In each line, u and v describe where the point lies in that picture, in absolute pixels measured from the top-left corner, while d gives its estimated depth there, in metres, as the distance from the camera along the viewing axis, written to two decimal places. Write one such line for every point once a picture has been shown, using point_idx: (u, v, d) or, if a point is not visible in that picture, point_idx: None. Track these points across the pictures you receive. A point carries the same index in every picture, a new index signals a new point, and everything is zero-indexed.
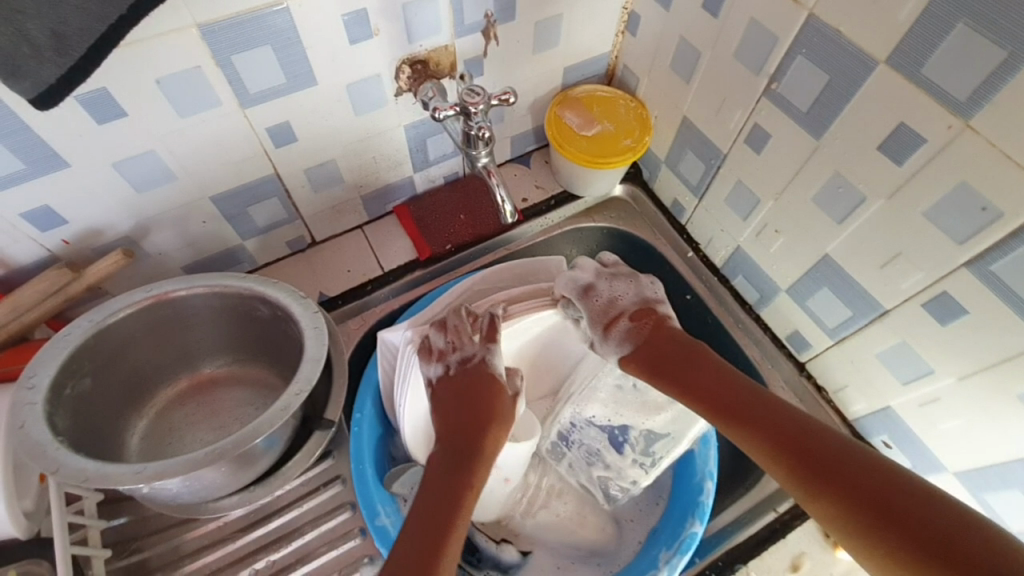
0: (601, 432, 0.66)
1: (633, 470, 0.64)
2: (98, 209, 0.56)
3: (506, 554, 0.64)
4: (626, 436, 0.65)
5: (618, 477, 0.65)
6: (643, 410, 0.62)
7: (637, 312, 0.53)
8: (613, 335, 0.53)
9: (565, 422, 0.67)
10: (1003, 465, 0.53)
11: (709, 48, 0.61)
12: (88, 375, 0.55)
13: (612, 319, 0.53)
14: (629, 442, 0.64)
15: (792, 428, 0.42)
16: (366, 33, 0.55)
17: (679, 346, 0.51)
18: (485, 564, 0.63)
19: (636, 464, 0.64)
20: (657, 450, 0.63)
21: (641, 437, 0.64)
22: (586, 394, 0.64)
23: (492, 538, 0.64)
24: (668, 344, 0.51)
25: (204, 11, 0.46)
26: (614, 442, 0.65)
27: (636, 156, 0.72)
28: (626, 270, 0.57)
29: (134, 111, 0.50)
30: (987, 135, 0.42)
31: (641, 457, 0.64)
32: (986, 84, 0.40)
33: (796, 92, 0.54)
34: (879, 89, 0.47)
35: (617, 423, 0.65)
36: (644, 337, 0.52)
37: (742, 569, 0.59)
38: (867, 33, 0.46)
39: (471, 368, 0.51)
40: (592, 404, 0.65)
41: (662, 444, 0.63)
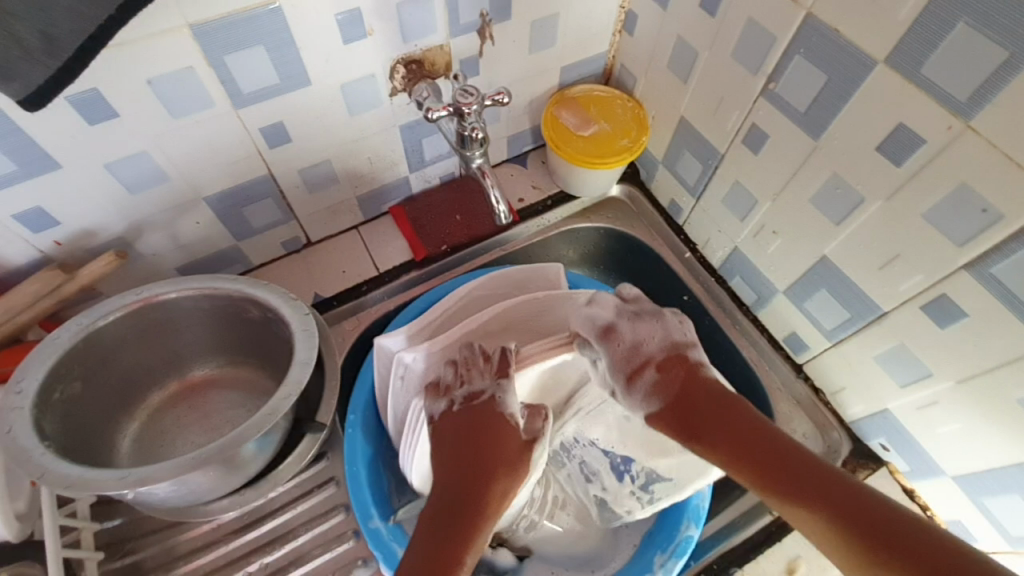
0: (603, 455, 0.65)
1: (629, 501, 0.62)
2: (91, 210, 0.55)
3: (501, 558, 0.63)
4: (628, 467, 0.63)
5: (613, 501, 0.63)
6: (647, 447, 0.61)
7: (664, 360, 0.50)
8: (638, 385, 0.50)
9: (568, 436, 0.67)
10: (1002, 470, 0.52)
11: (707, 47, 0.61)
12: (77, 380, 0.55)
13: (637, 367, 0.50)
14: (630, 474, 0.63)
15: (837, 491, 0.39)
16: (360, 32, 0.55)
17: (708, 397, 0.47)
18: (480, 570, 0.62)
19: (632, 495, 0.62)
20: (656, 490, 0.60)
21: (643, 473, 0.61)
22: (593, 414, 0.64)
23: (488, 542, 0.63)
24: (700, 395, 0.47)
25: (195, 11, 0.45)
26: (615, 469, 0.64)
27: (633, 156, 0.72)
28: (651, 308, 0.54)
29: (126, 111, 0.49)
30: (987, 136, 0.41)
31: (639, 491, 0.61)
32: (987, 85, 0.40)
33: (793, 92, 0.54)
34: (877, 89, 0.47)
35: (620, 452, 0.64)
36: (674, 390, 0.49)
37: (738, 572, 0.59)
38: (865, 33, 0.45)
39: (477, 404, 0.49)
40: (597, 426, 0.65)
41: (664, 486, 0.59)
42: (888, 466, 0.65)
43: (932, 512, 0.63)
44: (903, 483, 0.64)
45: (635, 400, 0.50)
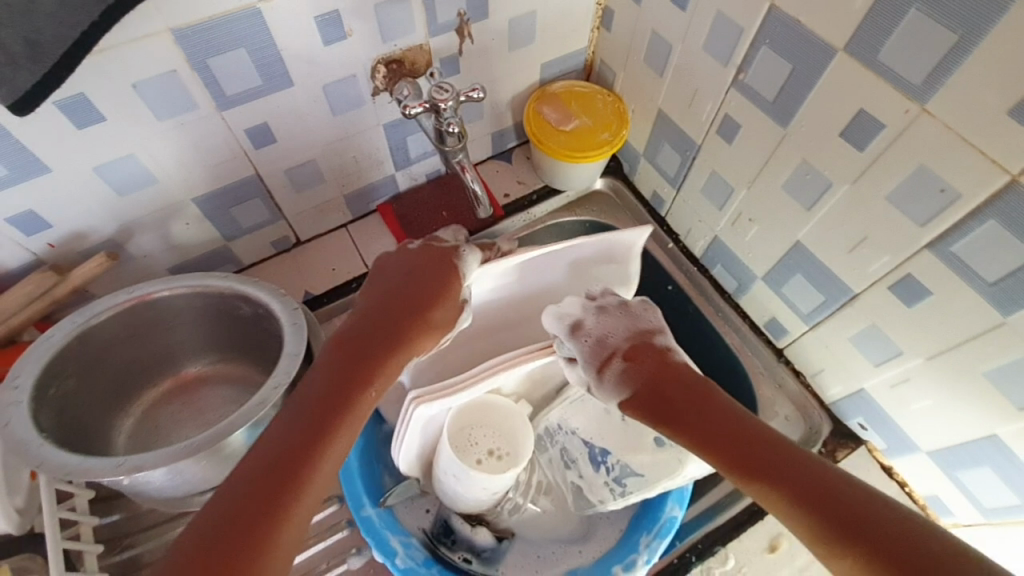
0: (583, 446, 0.67)
1: (602, 491, 0.64)
2: (82, 213, 0.57)
3: (480, 537, 0.62)
4: (605, 458, 0.65)
5: (588, 490, 0.65)
6: (626, 441, 0.65)
7: (630, 349, 0.50)
8: (608, 372, 0.50)
9: (552, 422, 0.68)
10: (971, 443, 0.54)
11: (680, 42, 0.62)
12: (72, 377, 0.56)
13: (606, 359, 0.50)
14: (606, 465, 0.65)
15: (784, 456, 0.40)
16: (340, 33, 0.56)
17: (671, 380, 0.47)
18: (459, 547, 0.61)
19: (605, 486, 0.64)
20: (628, 484, 0.62)
21: (618, 466, 0.64)
22: (578, 404, 0.67)
23: (469, 521, 0.63)
24: (670, 381, 0.47)
25: (176, 15, 0.47)
26: (593, 459, 0.66)
27: (613, 149, 0.73)
28: (616, 299, 0.54)
29: (113, 115, 0.51)
30: (942, 118, 0.43)
31: (612, 482, 0.64)
32: (939, 68, 0.41)
33: (762, 82, 0.55)
34: (839, 76, 0.48)
35: (599, 443, 0.66)
36: (644, 377, 0.48)
37: (723, 551, 0.60)
38: (824, 23, 0.47)
39: (390, 317, 0.49)
40: (580, 415, 0.67)
41: (637, 481, 0.62)
42: (866, 445, 0.67)
43: (910, 488, 0.65)
44: (880, 461, 0.66)
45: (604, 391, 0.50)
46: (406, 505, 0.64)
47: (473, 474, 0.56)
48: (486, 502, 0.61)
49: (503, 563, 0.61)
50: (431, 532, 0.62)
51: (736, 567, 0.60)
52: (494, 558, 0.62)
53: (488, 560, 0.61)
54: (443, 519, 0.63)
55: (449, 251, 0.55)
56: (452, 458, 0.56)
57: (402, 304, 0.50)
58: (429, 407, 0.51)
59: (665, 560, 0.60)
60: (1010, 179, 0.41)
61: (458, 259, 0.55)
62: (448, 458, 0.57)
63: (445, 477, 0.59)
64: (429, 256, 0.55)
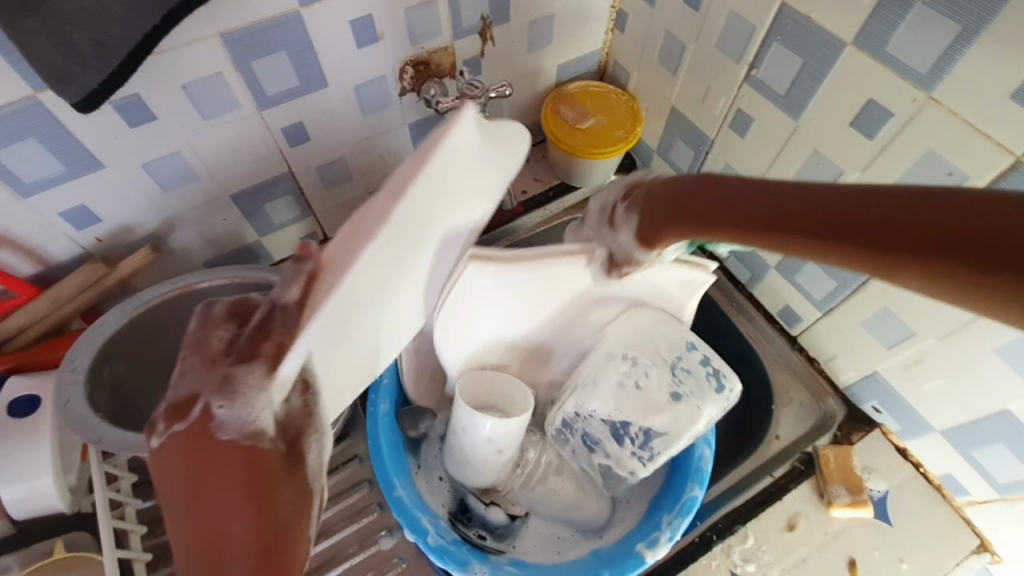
0: (604, 424, 0.65)
1: (632, 462, 0.63)
2: (130, 208, 0.60)
3: (493, 515, 0.66)
4: (627, 429, 0.64)
5: (617, 466, 0.64)
6: (643, 406, 0.63)
7: (626, 192, 0.54)
8: (617, 224, 0.55)
9: (569, 412, 0.66)
10: (984, 419, 0.56)
11: (693, 41, 0.65)
12: (122, 361, 0.60)
13: (612, 213, 0.55)
14: (629, 436, 0.63)
15: (891, 217, 0.31)
16: (372, 36, 0.60)
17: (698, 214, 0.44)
18: (474, 523, 0.65)
19: (634, 457, 0.63)
20: (655, 445, 0.62)
21: (641, 432, 0.63)
22: (588, 388, 0.66)
23: (482, 500, 0.66)
24: (750, 203, 0.40)
25: (225, 20, 0.50)
26: (616, 434, 0.64)
27: (628, 146, 0.75)
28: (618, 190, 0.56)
29: (162, 114, 0.54)
30: (948, 105, 0.45)
31: (639, 451, 0.62)
32: (945, 57, 0.44)
33: (773, 77, 0.58)
34: (847, 69, 0.51)
35: (619, 417, 0.64)
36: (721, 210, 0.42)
37: (742, 530, 0.62)
38: (833, 19, 0.50)
39: (215, 529, 0.34)
40: (594, 398, 0.65)
41: (664, 441, 0.62)
42: (880, 428, 0.67)
43: (925, 468, 0.66)
44: (896, 443, 0.67)
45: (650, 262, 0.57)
46: (427, 480, 0.67)
47: (483, 421, 0.58)
48: (499, 475, 0.66)
49: (517, 539, 0.65)
50: (450, 507, 0.66)
51: (756, 545, 0.61)
52: (506, 534, 0.65)
53: (501, 536, 0.65)
54: (460, 497, 0.67)
55: (202, 413, 0.37)
56: (463, 411, 0.59)
57: (217, 500, 0.34)
58: (480, 267, 0.57)
59: (687, 540, 0.62)
60: (1015, 160, 0.43)
61: (218, 422, 0.36)
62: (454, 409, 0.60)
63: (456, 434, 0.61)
64: (196, 448, 0.36)
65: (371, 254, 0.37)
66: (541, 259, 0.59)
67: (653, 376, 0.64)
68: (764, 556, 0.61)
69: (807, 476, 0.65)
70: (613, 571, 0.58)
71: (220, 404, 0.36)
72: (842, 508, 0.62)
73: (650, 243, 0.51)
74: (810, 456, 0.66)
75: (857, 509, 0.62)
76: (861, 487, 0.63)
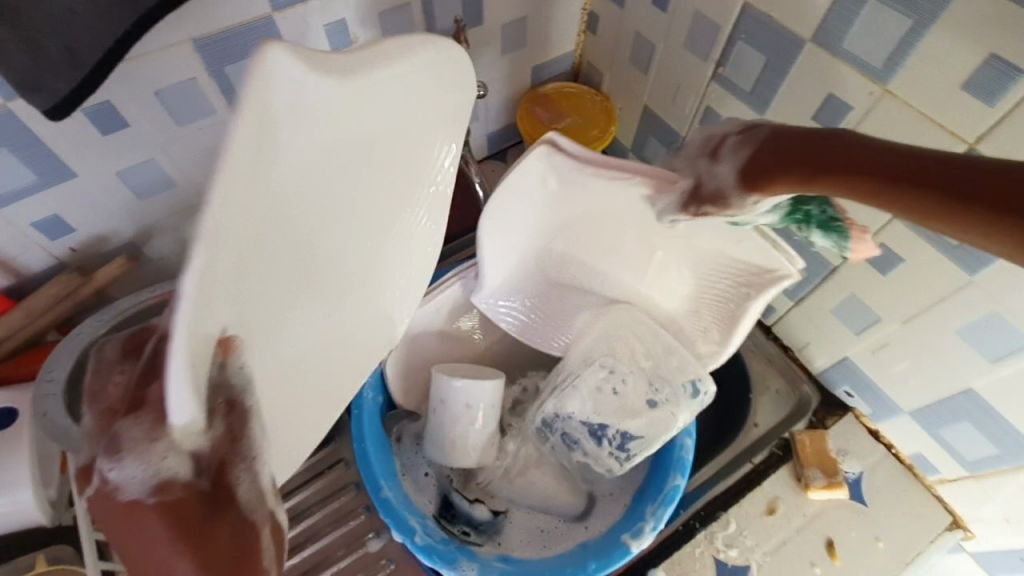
0: (583, 425, 0.66)
1: (609, 461, 0.66)
2: (105, 217, 0.59)
3: (478, 512, 0.67)
4: (604, 431, 0.65)
5: (594, 463, 0.67)
6: (619, 410, 0.65)
7: (740, 130, 0.47)
8: (721, 156, 0.46)
9: (548, 412, 0.67)
10: (950, 399, 0.58)
11: (662, 40, 0.67)
12: None
13: (718, 144, 0.48)
14: (607, 437, 0.65)
15: None
16: (346, 40, 0.60)
17: (837, 171, 0.38)
18: (459, 520, 0.65)
19: (611, 456, 0.65)
20: (632, 447, 0.64)
21: (618, 434, 0.65)
22: (566, 389, 0.66)
23: (467, 497, 0.67)
24: (900, 165, 0.36)
25: (198, 26, 0.50)
26: (594, 435, 0.66)
27: (604, 145, 0.77)
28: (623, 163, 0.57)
29: (135, 121, 0.54)
30: (903, 97, 0.47)
31: (616, 451, 0.65)
32: (898, 51, 0.46)
33: (739, 75, 0.60)
34: (808, 64, 0.53)
35: (597, 419, 0.65)
36: (864, 167, 0.37)
37: (723, 516, 0.64)
38: (793, 17, 0.52)
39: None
40: (572, 400, 0.65)
41: (639, 443, 0.64)
42: (853, 412, 0.69)
43: (896, 449, 0.68)
44: (868, 426, 0.69)
45: (741, 211, 0.47)
46: (412, 478, 0.68)
47: (457, 383, 0.62)
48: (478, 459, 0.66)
49: (502, 534, 0.65)
50: (434, 503, 0.66)
51: (738, 530, 0.63)
52: (490, 529, 0.66)
53: (485, 532, 0.65)
54: (444, 495, 0.67)
55: (100, 483, 0.35)
56: (439, 380, 0.62)
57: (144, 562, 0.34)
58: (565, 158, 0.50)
59: (671, 528, 0.63)
60: (967, 148, 0.45)
61: (115, 491, 0.34)
62: (432, 382, 0.63)
63: (434, 408, 0.64)
64: (109, 514, 0.35)
65: (195, 286, 0.27)
66: (590, 190, 0.53)
67: (630, 382, 0.65)
68: (746, 541, 0.62)
69: (784, 462, 0.67)
70: (599, 562, 0.59)
71: (110, 467, 0.34)
72: (819, 490, 0.64)
73: (755, 188, 0.43)
74: (786, 442, 0.68)
75: (833, 490, 0.64)
76: (835, 469, 0.65)
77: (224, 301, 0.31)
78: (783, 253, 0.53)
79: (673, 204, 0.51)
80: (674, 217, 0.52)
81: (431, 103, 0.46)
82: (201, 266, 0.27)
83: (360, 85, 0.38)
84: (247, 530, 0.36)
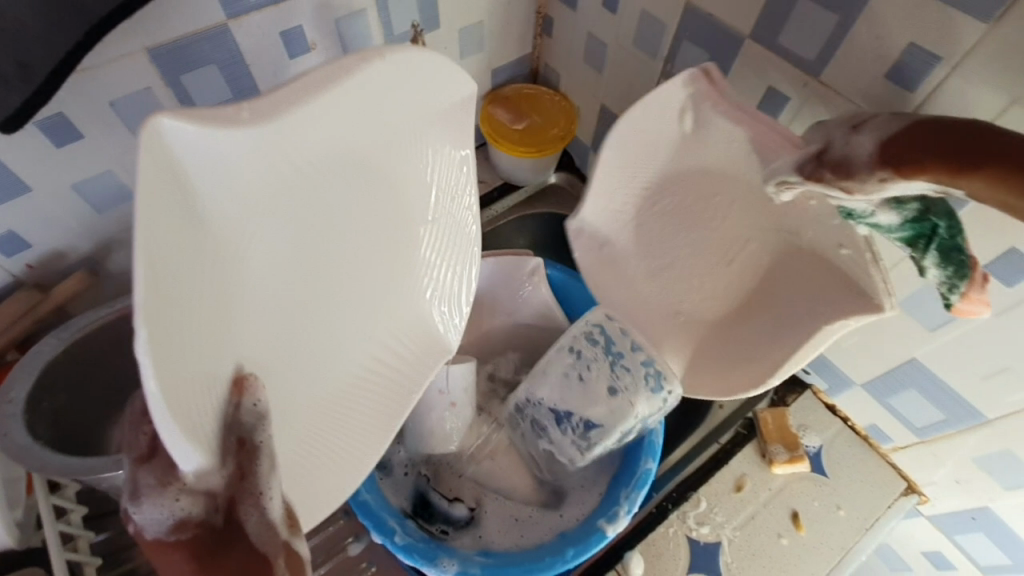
0: (550, 412, 0.66)
1: (571, 449, 0.65)
2: (62, 232, 0.59)
3: (456, 510, 0.67)
4: (568, 418, 0.65)
5: (558, 451, 0.66)
6: (584, 398, 0.64)
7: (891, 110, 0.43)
8: (864, 127, 0.43)
9: (521, 396, 0.69)
10: (897, 368, 0.61)
11: (614, 40, 0.70)
12: (63, 389, 0.58)
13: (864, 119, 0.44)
14: (570, 424, 0.65)
15: None
16: (303, 47, 0.61)
17: (978, 156, 0.37)
18: (436, 518, 0.66)
19: (573, 444, 0.65)
20: (593, 435, 0.64)
21: (581, 421, 0.64)
22: (537, 376, 0.68)
23: (445, 496, 0.68)
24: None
25: (151, 36, 0.51)
26: (559, 421, 0.66)
27: (564, 143, 0.79)
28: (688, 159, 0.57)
29: (90, 133, 0.53)
30: (835, 86, 0.51)
31: (579, 439, 0.65)
32: (828, 44, 0.49)
33: (686, 71, 0.63)
34: (749, 59, 0.56)
35: (562, 407, 0.65)
36: (993, 160, 0.36)
37: (694, 496, 0.66)
38: (732, 15, 0.55)
39: None
40: (540, 386, 0.67)
41: (600, 432, 0.63)
42: (811, 388, 0.73)
43: (852, 422, 0.71)
44: (825, 401, 0.72)
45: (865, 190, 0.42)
46: (391, 479, 0.68)
47: None
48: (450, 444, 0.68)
49: (481, 527, 0.66)
50: (413, 502, 0.67)
51: (708, 508, 0.65)
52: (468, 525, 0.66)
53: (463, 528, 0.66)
54: (421, 493, 0.68)
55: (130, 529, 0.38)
56: None
57: None
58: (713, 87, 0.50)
59: (645, 511, 0.65)
60: None
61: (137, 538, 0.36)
62: None
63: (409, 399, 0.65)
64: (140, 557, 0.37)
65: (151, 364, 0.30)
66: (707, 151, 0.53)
67: (594, 369, 0.64)
68: (716, 518, 0.65)
69: (750, 440, 0.69)
70: (576, 549, 0.60)
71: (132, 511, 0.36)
72: (782, 465, 0.67)
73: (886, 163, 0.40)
74: (751, 421, 0.71)
75: (795, 464, 0.67)
76: (797, 444, 0.68)
77: (190, 341, 0.35)
78: (878, 274, 0.46)
79: (794, 161, 0.46)
80: (786, 177, 0.46)
81: (419, 112, 0.46)
82: (153, 347, 0.30)
83: (288, 123, 0.38)
84: (260, 562, 0.37)
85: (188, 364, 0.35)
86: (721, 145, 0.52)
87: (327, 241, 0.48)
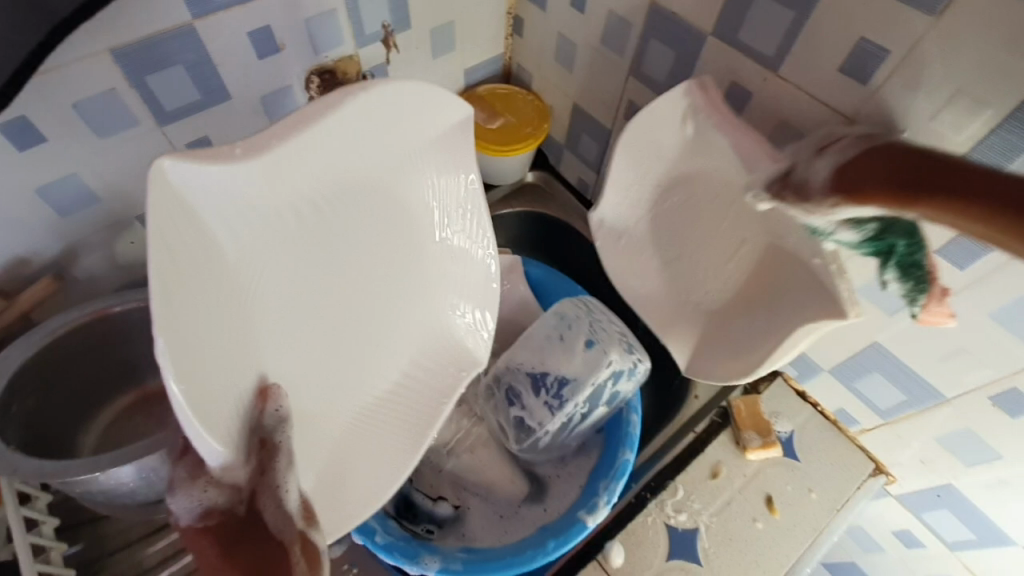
0: (527, 375, 0.68)
1: (542, 411, 0.66)
2: (25, 237, 0.57)
3: (440, 509, 0.67)
4: (544, 380, 0.67)
5: (528, 417, 0.66)
6: (563, 355, 0.67)
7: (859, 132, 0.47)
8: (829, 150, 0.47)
9: (501, 365, 0.70)
10: (860, 354, 0.63)
11: (582, 38, 0.71)
12: (31, 396, 0.57)
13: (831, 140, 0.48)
14: (545, 386, 0.66)
15: None
16: (272, 47, 0.61)
17: (916, 182, 0.40)
18: (421, 519, 0.65)
19: (545, 406, 0.66)
20: (567, 393, 0.65)
21: (555, 381, 0.66)
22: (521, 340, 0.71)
23: (429, 496, 0.68)
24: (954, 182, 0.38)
25: (115, 36, 0.50)
26: (534, 385, 0.67)
27: (537, 141, 0.79)
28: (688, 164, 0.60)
29: (53, 135, 0.52)
30: (793, 80, 0.52)
31: (552, 399, 0.65)
32: (785, 40, 0.51)
33: (653, 68, 0.64)
34: (711, 55, 0.57)
35: (541, 368, 0.67)
36: (923, 184, 0.39)
37: (672, 484, 0.67)
38: (694, 12, 0.56)
39: None
40: (521, 350, 0.70)
41: (572, 388, 0.65)
42: (783, 375, 0.75)
43: (822, 407, 0.73)
44: (796, 387, 0.75)
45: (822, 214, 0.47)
46: None
47: None
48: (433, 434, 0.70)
49: (465, 524, 0.67)
50: (396, 503, 0.66)
51: (686, 496, 0.67)
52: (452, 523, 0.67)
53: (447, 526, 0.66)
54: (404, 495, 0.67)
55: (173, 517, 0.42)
56: None
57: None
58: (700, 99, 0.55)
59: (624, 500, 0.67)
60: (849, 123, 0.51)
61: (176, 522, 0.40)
62: None
63: None
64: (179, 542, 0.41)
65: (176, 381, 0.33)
66: (712, 151, 0.57)
67: (574, 326, 0.68)
68: (694, 505, 0.66)
69: (724, 427, 0.71)
70: (557, 540, 0.60)
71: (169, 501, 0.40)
72: (755, 450, 0.68)
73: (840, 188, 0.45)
74: (725, 409, 0.72)
75: (768, 449, 0.69)
76: (769, 430, 0.70)
77: (216, 360, 0.39)
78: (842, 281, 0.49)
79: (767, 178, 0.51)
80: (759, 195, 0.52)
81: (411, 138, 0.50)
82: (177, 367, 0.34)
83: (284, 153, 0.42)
84: (275, 552, 0.38)
85: (217, 378, 0.38)
86: (721, 147, 0.55)
87: (339, 262, 0.51)
